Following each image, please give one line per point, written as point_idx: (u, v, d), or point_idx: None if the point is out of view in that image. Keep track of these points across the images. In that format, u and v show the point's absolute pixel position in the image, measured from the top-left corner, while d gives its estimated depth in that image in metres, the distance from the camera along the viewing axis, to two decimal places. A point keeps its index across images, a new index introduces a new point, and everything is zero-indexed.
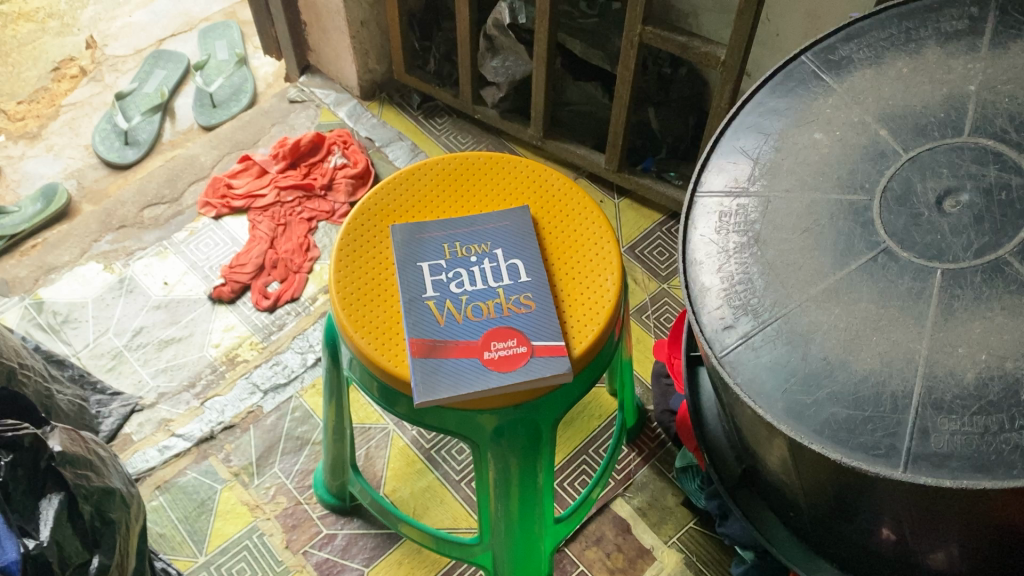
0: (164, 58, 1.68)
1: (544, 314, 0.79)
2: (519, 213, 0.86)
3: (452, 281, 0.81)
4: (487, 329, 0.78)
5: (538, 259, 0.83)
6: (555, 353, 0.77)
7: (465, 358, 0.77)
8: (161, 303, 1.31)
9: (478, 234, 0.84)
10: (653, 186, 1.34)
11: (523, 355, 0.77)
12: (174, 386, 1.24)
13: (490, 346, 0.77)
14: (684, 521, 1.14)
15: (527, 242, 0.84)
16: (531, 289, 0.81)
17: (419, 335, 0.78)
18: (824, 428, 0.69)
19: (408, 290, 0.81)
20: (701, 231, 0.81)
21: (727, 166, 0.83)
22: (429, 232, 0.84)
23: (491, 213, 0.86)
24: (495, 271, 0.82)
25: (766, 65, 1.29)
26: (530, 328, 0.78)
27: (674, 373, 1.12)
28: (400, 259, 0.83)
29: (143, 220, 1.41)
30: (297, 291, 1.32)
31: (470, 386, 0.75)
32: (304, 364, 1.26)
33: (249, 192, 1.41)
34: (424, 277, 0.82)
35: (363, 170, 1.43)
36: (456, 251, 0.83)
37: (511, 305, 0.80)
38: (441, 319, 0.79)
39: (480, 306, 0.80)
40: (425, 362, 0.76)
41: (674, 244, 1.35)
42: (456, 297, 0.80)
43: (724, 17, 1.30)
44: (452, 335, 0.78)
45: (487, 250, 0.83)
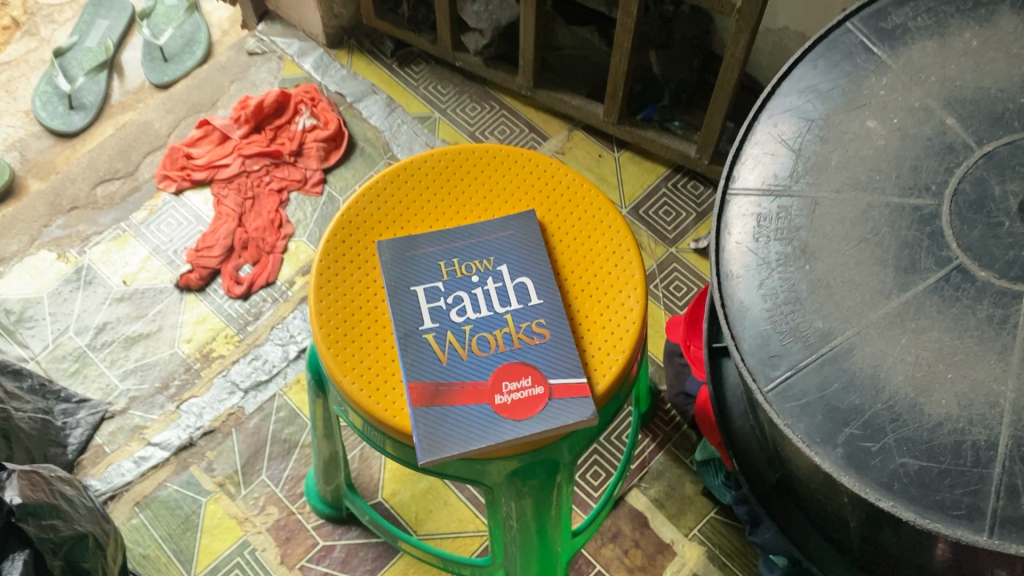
0: (105, 6, 1.51)
1: (561, 345, 0.69)
2: (523, 221, 0.75)
3: (452, 308, 0.71)
4: (497, 367, 0.68)
5: (549, 276, 0.73)
6: (575, 392, 0.67)
7: (473, 404, 0.67)
8: (124, 295, 1.19)
9: (479, 248, 0.74)
10: (656, 140, 1.22)
11: (540, 398, 0.67)
12: (146, 389, 1.14)
13: (501, 387, 0.67)
14: (704, 511, 1.07)
15: (536, 255, 0.74)
16: (544, 313, 0.71)
17: (418, 378, 0.68)
18: (893, 481, 0.60)
19: (402, 322, 0.70)
20: (736, 236, 0.70)
21: (763, 158, 0.71)
22: (422, 247, 0.74)
23: (492, 222, 0.75)
24: (501, 293, 0.72)
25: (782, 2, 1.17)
26: (546, 364, 0.69)
27: (692, 359, 1.02)
28: (391, 284, 0.72)
29: (97, 199, 1.27)
30: (272, 274, 1.20)
31: (482, 439, 0.65)
32: (286, 357, 1.15)
33: (211, 162, 1.28)
34: (421, 304, 0.71)
35: (334, 131, 1.30)
36: (455, 270, 0.73)
37: (523, 335, 0.70)
38: (443, 357, 0.69)
39: (486, 337, 0.70)
40: (428, 413, 0.66)
41: (681, 202, 1.24)
42: (458, 328, 0.70)
43: None
44: (457, 375, 0.68)
45: (490, 268, 0.73)
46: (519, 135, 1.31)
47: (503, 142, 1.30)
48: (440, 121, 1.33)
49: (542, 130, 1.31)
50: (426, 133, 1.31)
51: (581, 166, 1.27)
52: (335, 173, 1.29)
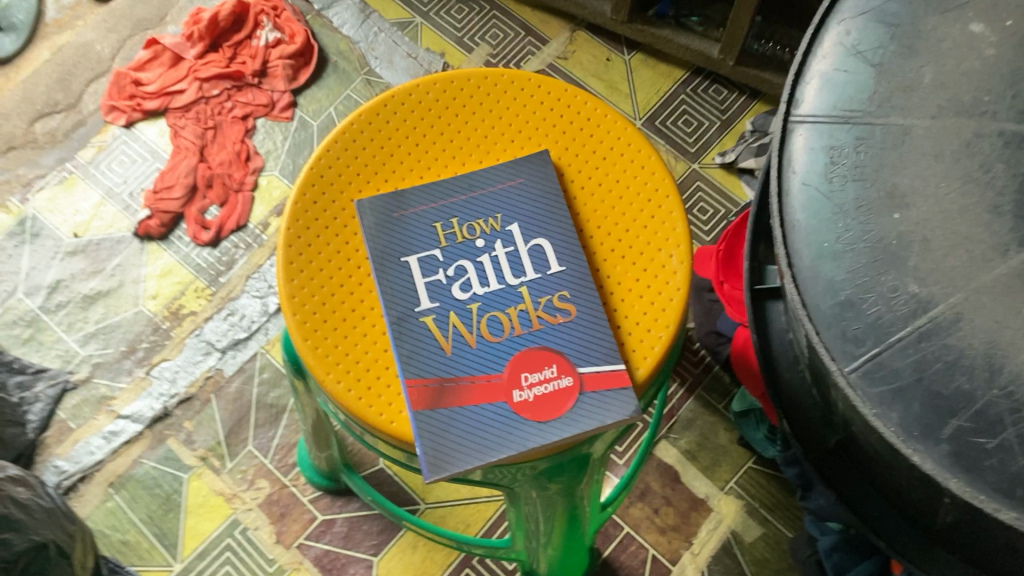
0: None
1: (590, 323, 0.57)
2: (536, 166, 0.62)
3: (455, 281, 0.58)
4: (515, 354, 0.56)
5: (571, 236, 0.59)
6: (610, 382, 0.55)
7: (488, 404, 0.54)
8: (77, 248, 1.05)
9: (484, 204, 0.60)
10: (673, 40, 1.08)
11: (569, 392, 0.54)
12: (111, 355, 1.00)
13: (520, 381, 0.55)
14: (740, 462, 0.97)
15: (553, 209, 0.60)
16: (567, 284, 0.58)
17: (417, 375, 0.55)
18: (1018, 489, 0.47)
19: (394, 303, 0.57)
20: (802, 174, 0.57)
21: (836, 75, 0.58)
22: (413, 206, 0.60)
23: (497, 169, 0.62)
24: (514, 260, 0.59)
25: None
26: (573, 348, 0.56)
27: (726, 298, 0.89)
28: (376, 254, 0.59)
29: (36, 137, 1.12)
30: (242, 216, 1.06)
31: (502, 448, 0.53)
32: (265, 311, 1.03)
33: (163, 88, 1.12)
34: (416, 279, 0.58)
35: (302, 45, 1.13)
36: (455, 234, 0.60)
37: (543, 312, 0.57)
38: (448, 345, 0.56)
39: (498, 317, 0.57)
40: (433, 419, 0.54)
41: (702, 110, 1.09)
42: (463, 307, 0.57)
43: None
44: (465, 367, 0.56)
45: (498, 229, 0.60)
46: (514, 39, 1.14)
47: (496, 49, 1.14)
48: (422, 28, 1.16)
49: (541, 32, 1.15)
50: (408, 42, 1.15)
51: (587, 72, 1.11)
52: (306, 94, 1.13)
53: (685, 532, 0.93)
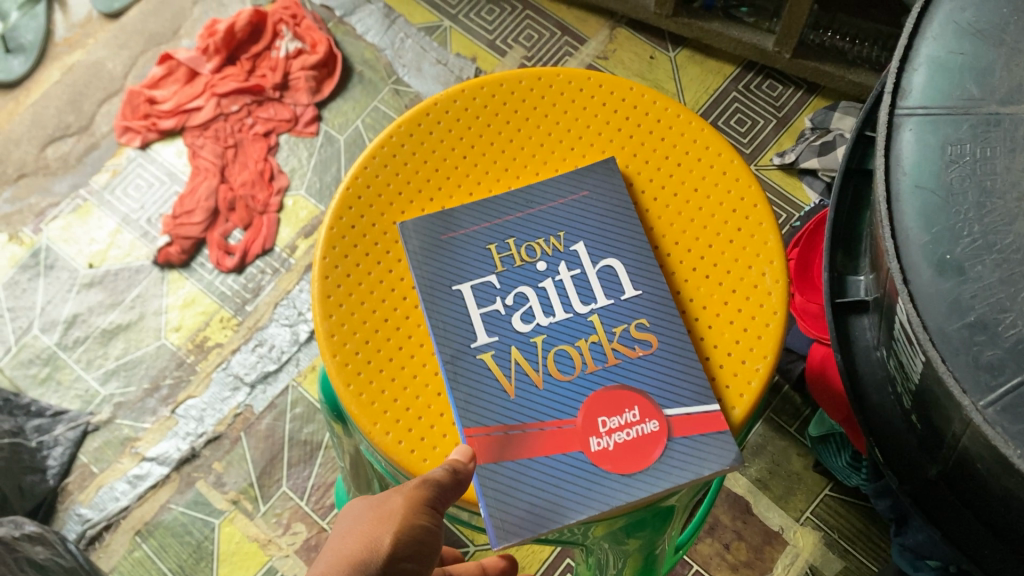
0: None
1: (675, 356, 0.49)
2: (602, 176, 0.54)
3: (515, 311, 0.51)
4: (590, 395, 0.48)
5: (646, 255, 0.52)
6: (702, 426, 0.47)
7: (561, 455, 0.47)
8: (93, 279, 0.99)
9: (545, 222, 0.53)
10: (723, 33, 1.00)
11: (655, 438, 0.47)
12: (133, 393, 0.94)
13: (597, 426, 0.47)
14: (816, 489, 0.88)
15: (623, 224, 0.53)
16: (645, 311, 0.50)
17: (477, 423, 0.48)
18: None
19: (446, 340, 0.50)
20: (912, 174, 0.50)
21: (949, 62, 0.51)
22: (463, 227, 0.53)
23: (556, 181, 0.54)
24: (581, 285, 0.51)
25: None
26: (655, 386, 0.48)
27: (799, 313, 0.80)
28: (424, 283, 0.52)
29: (48, 163, 1.06)
30: (267, 240, 0.99)
31: (582, 509, 0.46)
32: (296, 341, 0.95)
33: (179, 106, 1.05)
34: (470, 310, 0.51)
35: (325, 55, 1.07)
36: (513, 257, 0.52)
37: (618, 344, 0.49)
38: (511, 387, 0.49)
39: (568, 351, 0.49)
40: (498, 475, 0.46)
41: (757, 107, 1.01)
42: (527, 342, 0.50)
43: None
44: (532, 412, 0.48)
45: (562, 250, 0.52)
46: (549, 40, 1.07)
47: (530, 51, 1.07)
48: (451, 31, 1.09)
49: (578, 31, 1.07)
50: (436, 47, 1.08)
51: (630, 72, 1.04)
52: (331, 107, 1.06)
53: (759, 569, 0.85)
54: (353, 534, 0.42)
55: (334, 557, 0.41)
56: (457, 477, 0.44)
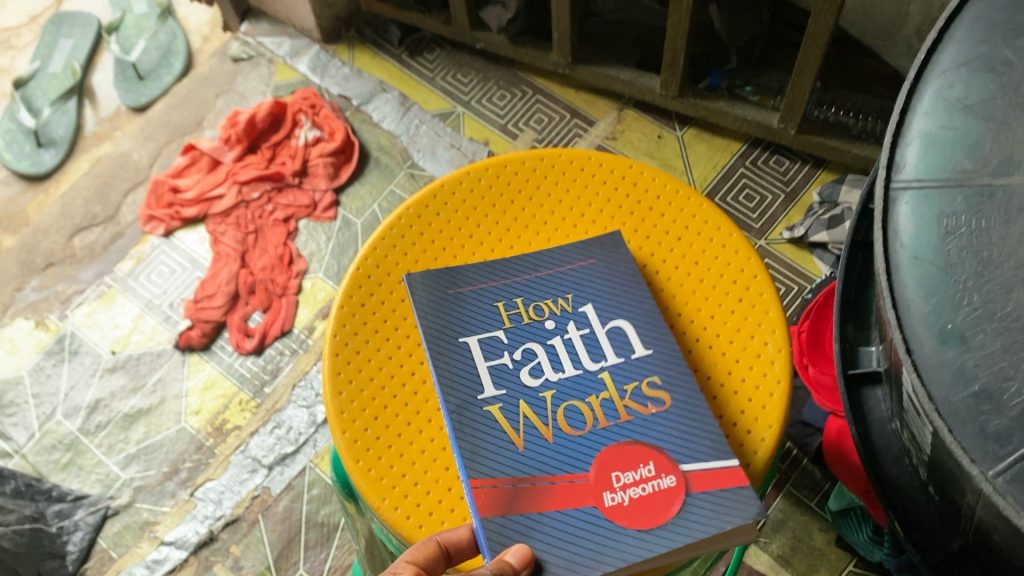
0: (66, 22, 1.31)
1: (687, 415, 0.49)
2: (608, 248, 0.55)
3: (524, 366, 0.50)
4: (600, 451, 0.47)
5: (653, 320, 0.52)
6: (720, 481, 0.46)
7: (573, 509, 0.45)
8: (115, 365, 1.01)
9: (552, 281, 0.54)
10: (727, 112, 1.02)
11: (673, 493, 0.46)
12: (153, 477, 0.94)
13: (610, 481, 0.46)
14: (840, 565, 0.86)
15: (629, 292, 0.53)
16: (656, 369, 0.50)
17: (484, 474, 0.46)
18: None
19: (453, 390, 0.49)
20: (908, 246, 0.51)
21: (938, 135, 0.52)
22: (470, 284, 0.54)
23: (567, 249, 0.55)
24: (590, 344, 0.51)
25: None
26: (671, 442, 0.47)
27: (812, 384, 0.81)
28: (431, 334, 0.51)
29: (74, 252, 1.09)
30: (287, 321, 1.01)
31: (597, 564, 0.44)
32: (313, 423, 0.96)
33: (202, 194, 1.09)
34: (477, 363, 0.50)
35: (342, 142, 1.10)
36: (521, 314, 0.52)
37: (630, 402, 0.49)
38: (520, 440, 0.48)
39: (578, 407, 0.49)
40: (507, 527, 0.44)
41: (765, 182, 1.03)
42: (535, 397, 0.49)
43: None
44: (542, 464, 0.47)
45: (570, 311, 0.53)
46: (559, 123, 1.10)
47: (541, 134, 1.10)
48: (464, 116, 1.12)
49: (587, 113, 1.10)
50: (450, 132, 1.11)
51: (639, 151, 1.06)
52: (348, 192, 1.09)
53: None
54: None
55: None
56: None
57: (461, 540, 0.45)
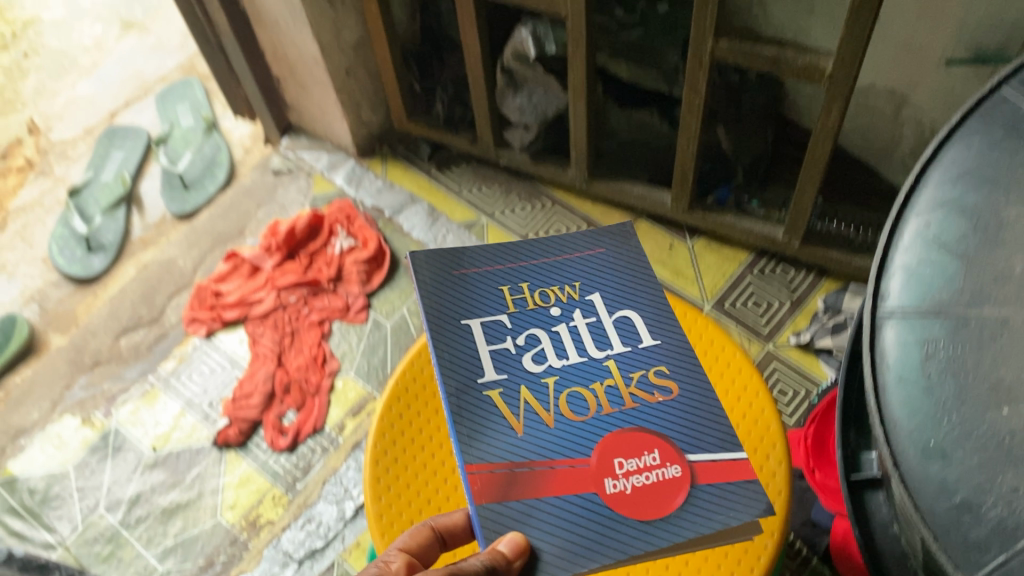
0: (118, 135, 1.42)
1: (686, 408, 0.56)
2: (618, 240, 0.65)
3: (526, 351, 0.57)
4: (601, 439, 0.53)
5: (660, 315, 0.61)
6: (723, 476, 0.52)
7: (575, 496, 0.50)
8: (156, 461, 1.06)
9: (560, 273, 0.62)
10: (736, 225, 1.08)
11: (681, 482, 0.51)
12: (189, 570, 0.98)
13: (613, 469, 0.52)
14: None
15: (633, 278, 0.62)
16: (662, 358, 0.58)
17: (479, 460, 0.50)
18: None
19: (453, 374, 0.54)
20: (894, 370, 0.56)
21: (916, 270, 0.58)
22: (472, 268, 0.61)
23: (575, 242, 0.65)
24: (596, 333, 0.59)
25: (885, 65, 1.00)
26: (675, 431, 0.54)
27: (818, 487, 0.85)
28: (432, 313, 0.57)
29: (121, 352, 1.16)
30: (319, 420, 1.06)
31: (595, 553, 0.48)
32: (342, 518, 1.00)
33: (242, 298, 1.16)
34: (479, 347, 0.56)
35: (375, 251, 1.18)
36: (529, 301, 0.60)
37: (636, 390, 0.56)
38: (519, 425, 0.53)
39: (581, 395, 0.55)
40: (502, 515, 0.48)
41: (772, 290, 1.09)
42: (537, 381, 0.56)
43: (811, 18, 1.01)
44: (541, 448, 0.52)
45: (577, 299, 0.61)
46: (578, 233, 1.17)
47: None
48: (488, 226, 1.20)
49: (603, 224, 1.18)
50: (476, 242, 1.18)
51: (653, 260, 1.13)
52: (379, 296, 1.16)
53: None
54: None
55: None
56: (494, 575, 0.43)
57: (455, 525, 0.52)
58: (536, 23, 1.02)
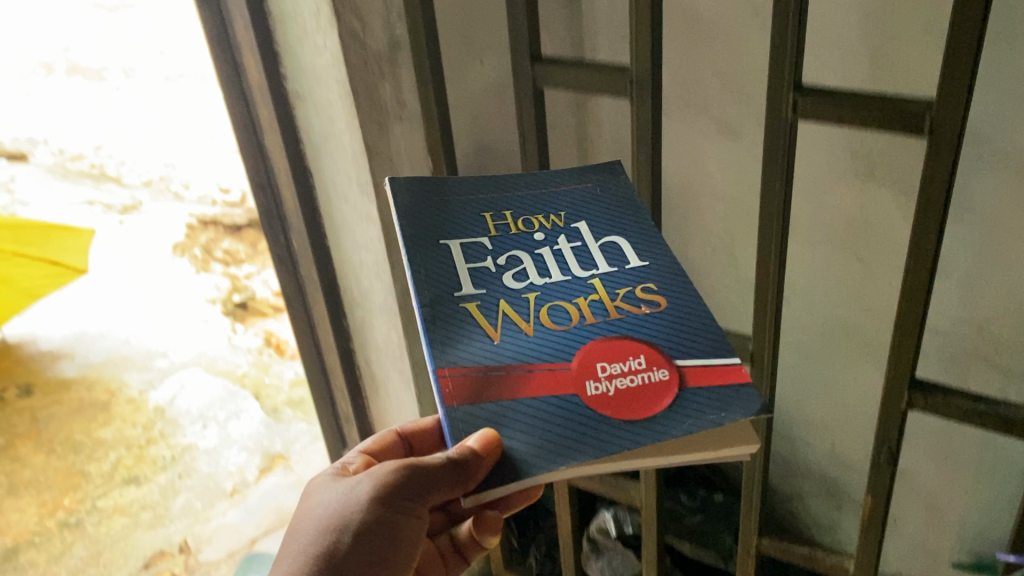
0: (257, 559, 1.73)
1: (674, 316, 0.66)
2: (600, 182, 0.81)
3: (507, 271, 0.70)
4: (581, 348, 0.62)
5: (641, 241, 0.74)
6: (707, 378, 0.61)
7: (555, 395, 0.60)
8: None
9: (544, 209, 0.77)
10: None
11: (669, 384, 0.60)
12: None
13: (597, 373, 0.61)
14: None
15: (612, 208, 0.78)
16: (649, 280, 0.70)
17: (452, 366, 0.61)
18: None
19: (435, 289, 0.67)
20: None
21: None
22: (457, 201, 0.77)
23: (564, 180, 0.81)
24: (578, 258, 0.72)
25: (907, 559, 1.20)
26: (663, 340, 0.64)
27: None
28: (417, 236, 0.71)
29: None
30: None
31: (583, 438, 0.57)
32: None
33: None
34: (459, 264, 0.70)
35: None
36: (510, 229, 0.74)
37: (620, 303, 0.67)
38: (495, 334, 0.64)
39: (563, 308, 0.66)
40: (478, 412, 0.59)
41: None
42: (521, 298, 0.67)
43: (840, 514, 1.25)
44: (518, 349, 0.63)
45: (557, 227, 0.75)
46: None
47: None
48: None
49: None
50: None
51: None
52: None
53: None
54: (339, 515, 0.67)
55: (330, 524, 0.67)
56: (463, 462, 0.56)
57: (425, 428, 0.86)
58: (617, 508, 1.33)
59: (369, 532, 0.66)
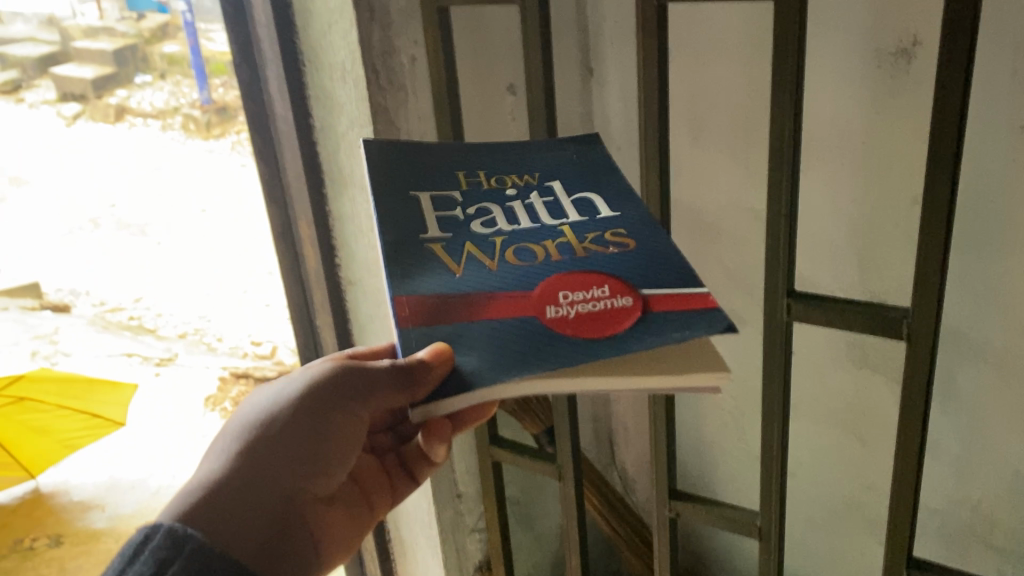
0: None
1: (637, 254, 0.68)
2: (574, 153, 0.87)
3: (476, 220, 0.74)
4: (544, 280, 0.63)
5: (612, 201, 0.79)
6: (671, 305, 0.60)
7: (517, 314, 0.60)
8: None
9: (521, 170, 0.83)
10: None
11: (631, 306, 0.60)
12: None
13: (559, 297, 0.61)
14: None
15: (584, 175, 0.83)
16: (616, 228, 0.73)
17: (412, 292, 0.63)
18: None
19: (404, 229, 0.70)
20: None
21: None
22: (429, 163, 0.81)
23: (540, 150, 0.87)
24: (547, 210, 0.76)
25: None
26: (628, 274, 0.64)
27: None
28: (389, 186, 0.76)
29: None
30: None
31: (539, 348, 0.56)
32: None
33: None
34: (429, 215, 0.73)
35: None
36: (482, 185, 0.79)
37: (586, 244, 0.69)
38: (458, 269, 0.66)
39: (529, 249, 0.68)
40: (434, 331, 0.60)
41: None
42: (489, 244, 0.70)
43: None
44: (481, 280, 0.64)
45: (530, 186, 0.80)
46: None
47: None
48: None
49: None
50: None
51: None
52: None
53: None
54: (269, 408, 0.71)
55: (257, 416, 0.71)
56: (413, 370, 0.57)
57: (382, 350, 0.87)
58: None
59: (301, 426, 0.71)
